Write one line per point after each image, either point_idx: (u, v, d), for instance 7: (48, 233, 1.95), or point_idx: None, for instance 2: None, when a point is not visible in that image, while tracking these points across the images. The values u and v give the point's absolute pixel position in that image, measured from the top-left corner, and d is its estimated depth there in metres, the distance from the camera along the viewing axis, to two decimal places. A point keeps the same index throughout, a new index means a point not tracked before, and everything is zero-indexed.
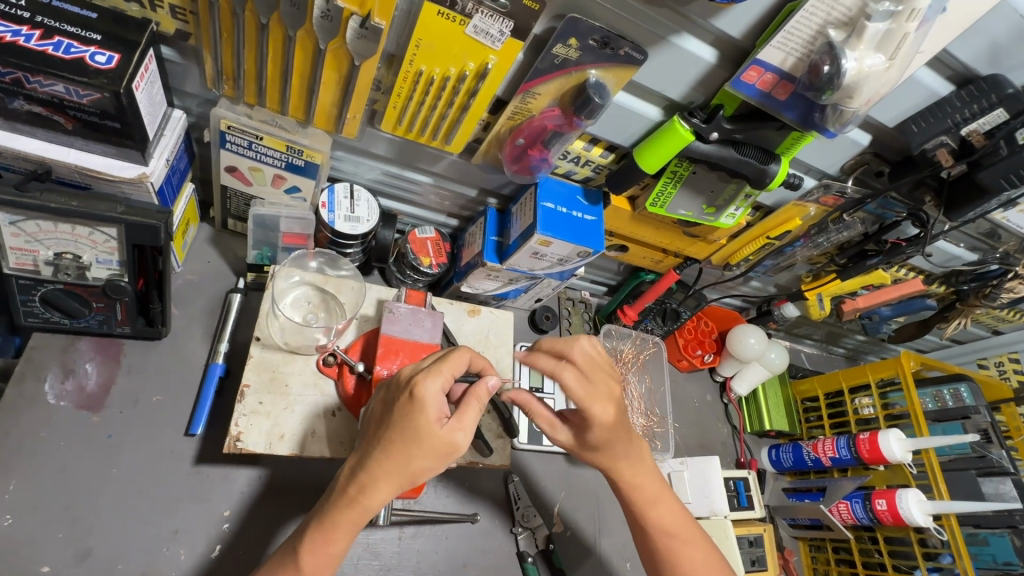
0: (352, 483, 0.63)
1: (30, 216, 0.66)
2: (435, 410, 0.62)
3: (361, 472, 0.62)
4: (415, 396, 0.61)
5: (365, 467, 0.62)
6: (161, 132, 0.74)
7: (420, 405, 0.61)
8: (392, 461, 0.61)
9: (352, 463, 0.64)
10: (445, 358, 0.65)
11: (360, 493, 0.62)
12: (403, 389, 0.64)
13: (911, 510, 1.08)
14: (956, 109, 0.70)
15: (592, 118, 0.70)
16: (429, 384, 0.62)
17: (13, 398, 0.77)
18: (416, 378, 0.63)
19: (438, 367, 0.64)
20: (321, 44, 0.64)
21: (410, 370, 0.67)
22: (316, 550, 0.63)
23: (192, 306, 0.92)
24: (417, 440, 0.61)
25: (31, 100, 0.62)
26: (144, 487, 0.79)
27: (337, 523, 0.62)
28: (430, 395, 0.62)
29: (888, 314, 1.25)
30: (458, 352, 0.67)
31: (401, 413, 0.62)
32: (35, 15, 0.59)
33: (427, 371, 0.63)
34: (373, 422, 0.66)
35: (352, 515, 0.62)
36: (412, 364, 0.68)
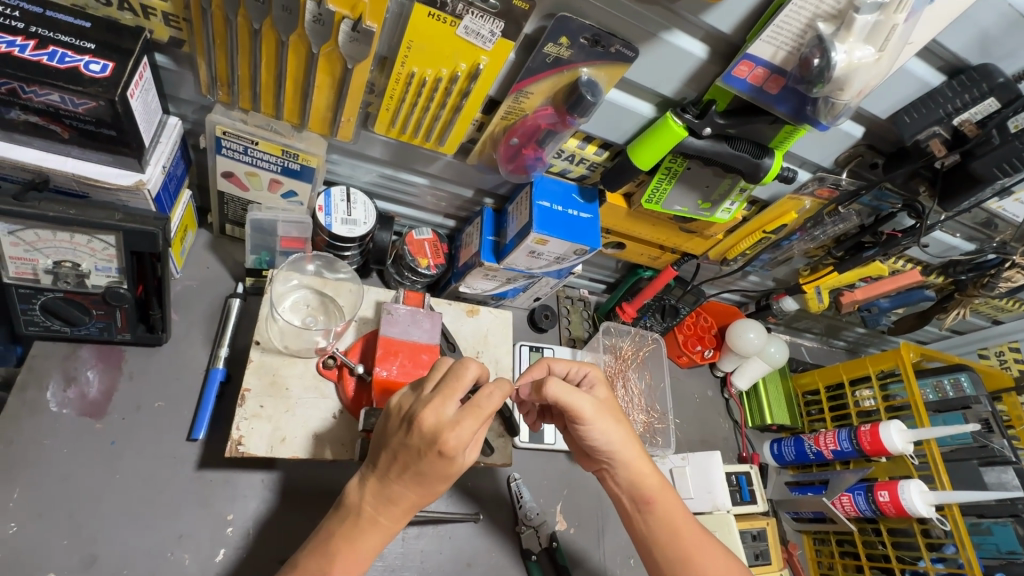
0: (377, 510, 0.65)
1: (29, 225, 0.67)
2: (463, 456, 0.63)
3: (386, 500, 0.65)
4: (446, 454, 0.61)
5: (394, 499, 0.64)
6: (157, 140, 0.74)
7: (451, 460, 0.61)
8: (419, 493, 0.64)
9: (374, 492, 0.65)
10: (472, 409, 0.62)
11: (387, 515, 0.65)
12: (429, 443, 0.61)
13: (913, 500, 1.09)
14: (948, 99, 0.71)
15: (585, 117, 0.71)
16: (460, 442, 0.61)
17: (16, 407, 0.78)
18: (448, 437, 0.60)
19: (468, 424, 0.61)
20: (313, 48, 0.64)
21: (434, 415, 0.61)
22: (347, 569, 0.64)
23: (191, 312, 0.92)
24: (444, 477, 0.64)
25: (26, 110, 0.62)
26: (148, 492, 0.80)
27: (366, 546, 0.66)
28: (460, 449, 0.61)
29: (887, 305, 1.25)
30: (486, 399, 0.62)
31: (431, 465, 0.62)
32: (29, 25, 0.59)
33: (458, 428, 0.61)
34: (392, 458, 0.63)
35: (380, 535, 0.66)
36: (434, 407, 0.61)
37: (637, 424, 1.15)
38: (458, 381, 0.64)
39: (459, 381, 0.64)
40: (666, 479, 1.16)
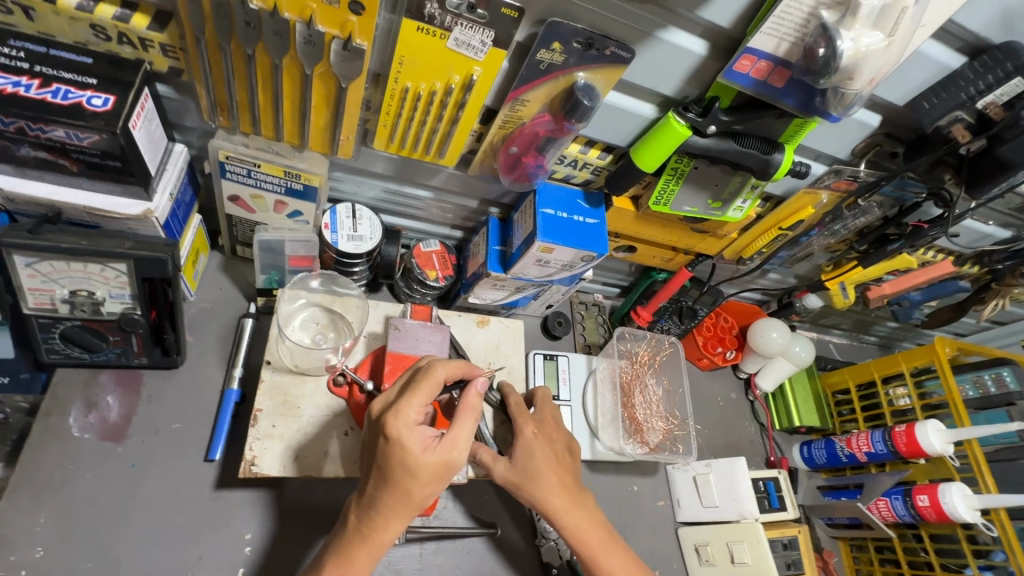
0: (365, 520, 0.65)
1: (44, 257, 0.69)
2: (416, 444, 0.62)
3: (370, 507, 0.64)
4: (392, 436, 0.62)
5: (372, 505, 0.64)
6: (164, 167, 0.76)
7: (398, 441, 0.62)
8: (395, 496, 0.63)
9: (359, 502, 0.66)
10: (411, 389, 0.66)
11: (378, 528, 0.64)
12: (379, 429, 0.65)
13: (956, 506, 1.03)
14: (970, 81, 0.67)
15: (583, 122, 0.69)
16: (400, 422, 0.63)
17: (41, 433, 0.80)
18: (388, 418, 0.63)
19: (406, 403, 0.65)
20: (306, 69, 0.64)
21: (382, 406, 0.67)
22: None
23: (206, 333, 0.94)
24: (409, 471, 0.62)
25: (36, 146, 0.64)
26: (169, 512, 0.81)
27: (357, 560, 0.65)
28: (403, 431, 0.63)
29: (918, 298, 1.20)
30: (426, 377, 0.67)
31: (387, 457, 0.63)
32: (33, 64, 0.61)
33: (398, 408, 0.64)
34: (366, 460, 0.67)
35: (369, 549, 0.65)
36: (382, 397, 0.68)
37: (656, 431, 1.11)
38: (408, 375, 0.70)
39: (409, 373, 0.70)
40: (691, 487, 1.13)
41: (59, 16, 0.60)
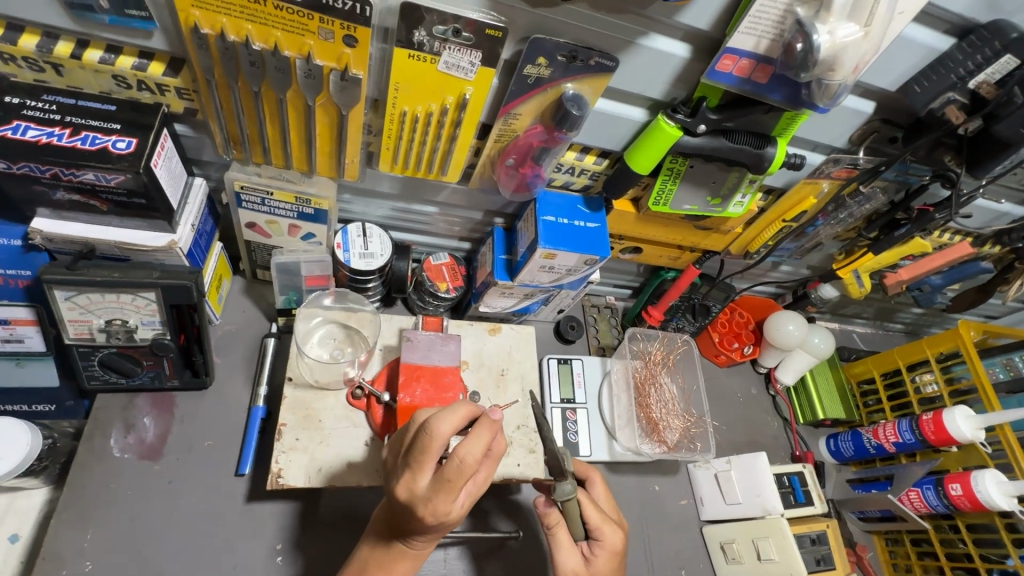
0: (401, 549, 0.69)
1: (81, 290, 0.75)
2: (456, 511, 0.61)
3: (406, 539, 0.68)
4: (432, 520, 0.60)
5: (414, 539, 0.67)
6: (185, 201, 0.81)
7: (442, 522, 0.61)
8: (436, 534, 0.66)
9: (394, 532, 0.68)
10: (448, 486, 0.58)
11: (415, 552, 0.69)
12: (413, 512, 0.60)
13: (990, 493, 1.00)
14: (959, 63, 0.67)
15: (574, 131, 0.72)
16: (441, 513, 0.59)
17: (85, 455, 0.85)
18: (436, 512, 0.59)
19: (442, 498, 0.59)
20: (309, 101, 0.69)
21: (408, 491, 0.60)
22: None
23: (232, 354, 0.99)
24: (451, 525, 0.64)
25: (69, 190, 0.70)
26: (204, 526, 0.85)
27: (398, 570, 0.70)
28: (447, 515, 0.60)
29: (939, 283, 1.16)
30: (462, 466, 0.58)
31: (427, 527, 0.62)
32: (64, 115, 0.67)
33: (435, 501, 0.59)
34: (394, 513, 0.65)
35: (408, 561, 0.70)
36: (404, 483, 0.60)
37: (674, 429, 1.12)
38: (423, 454, 0.59)
39: (423, 451, 0.59)
40: (713, 485, 1.12)
41: (85, 70, 0.66)
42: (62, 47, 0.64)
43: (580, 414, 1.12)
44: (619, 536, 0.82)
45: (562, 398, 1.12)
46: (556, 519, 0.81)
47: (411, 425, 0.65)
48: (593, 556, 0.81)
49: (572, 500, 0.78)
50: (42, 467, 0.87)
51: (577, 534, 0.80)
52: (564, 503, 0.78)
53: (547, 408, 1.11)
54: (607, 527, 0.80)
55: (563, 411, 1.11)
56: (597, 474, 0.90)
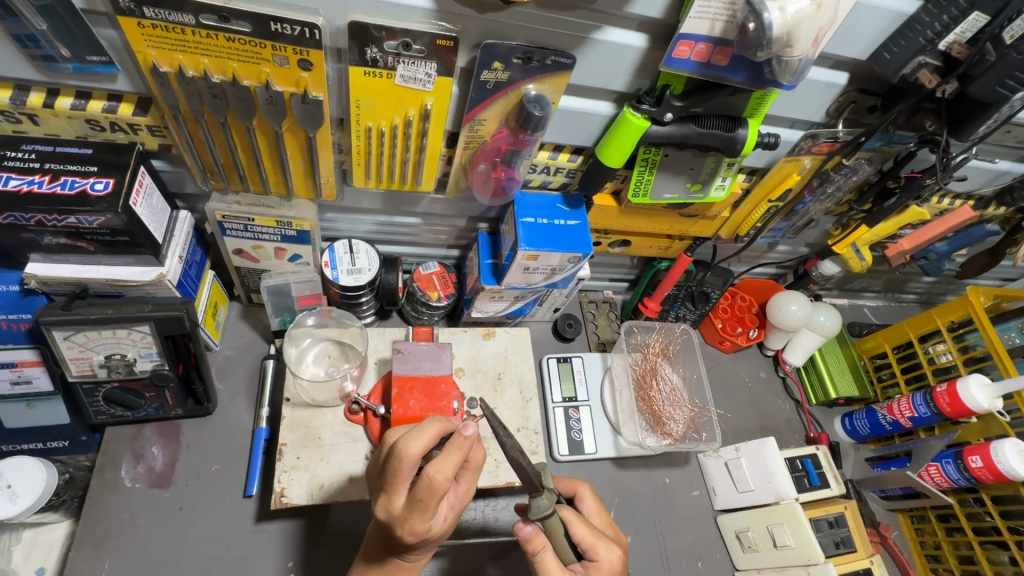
0: (395, 564, 0.71)
1: (77, 329, 0.77)
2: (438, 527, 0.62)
3: (398, 554, 0.69)
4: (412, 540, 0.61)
5: (407, 553, 0.69)
6: (172, 234, 0.83)
7: (425, 539, 0.62)
8: (425, 547, 0.68)
9: (387, 547, 0.70)
10: (421, 506, 0.59)
11: (408, 565, 0.71)
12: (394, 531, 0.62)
13: (1011, 463, 0.96)
14: (926, 24, 0.65)
15: (539, 131, 0.72)
16: (418, 532, 0.60)
17: (98, 487, 0.88)
18: (415, 531, 0.59)
19: (417, 518, 0.59)
20: (275, 126, 0.70)
21: (386, 512, 0.61)
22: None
23: (233, 378, 1.01)
24: (436, 537, 0.65)
25: (56, 234, 0.72)
26: (216, 549, 0.87)
27: None
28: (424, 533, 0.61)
29: (945, 249, 1.12)
30: (434, 484, 0.58)
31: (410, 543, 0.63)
32: (44, 163, 0.69)
33: (410, 522, 0.60)
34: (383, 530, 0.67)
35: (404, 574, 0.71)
36: (383, 504, 0.61)
37: (678, 421, 1.11)
38: (396, 477, 0.60)
39: (397, 475, 0.60)
40: (724, 473, 1.10)
41: (59, 117, 0.68)
42: (34, 98, 0.66)
43: (583, 412, 1.12)
44: (616, 555, 0.73)
45: (563, 396, 1.11)
46: (542, 543, 0.69)
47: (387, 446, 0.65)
48: None
49: (554, 515, 0.70)
50: (61, 502, 0.91)
51: (567, 555, 0.71)
52: (545, 520, 0.69)
53: (549, 408, 1.11)
54: (601, 542, 0.72)
55: (565, 410, 1.10)
56: (585, 487, 0.82)
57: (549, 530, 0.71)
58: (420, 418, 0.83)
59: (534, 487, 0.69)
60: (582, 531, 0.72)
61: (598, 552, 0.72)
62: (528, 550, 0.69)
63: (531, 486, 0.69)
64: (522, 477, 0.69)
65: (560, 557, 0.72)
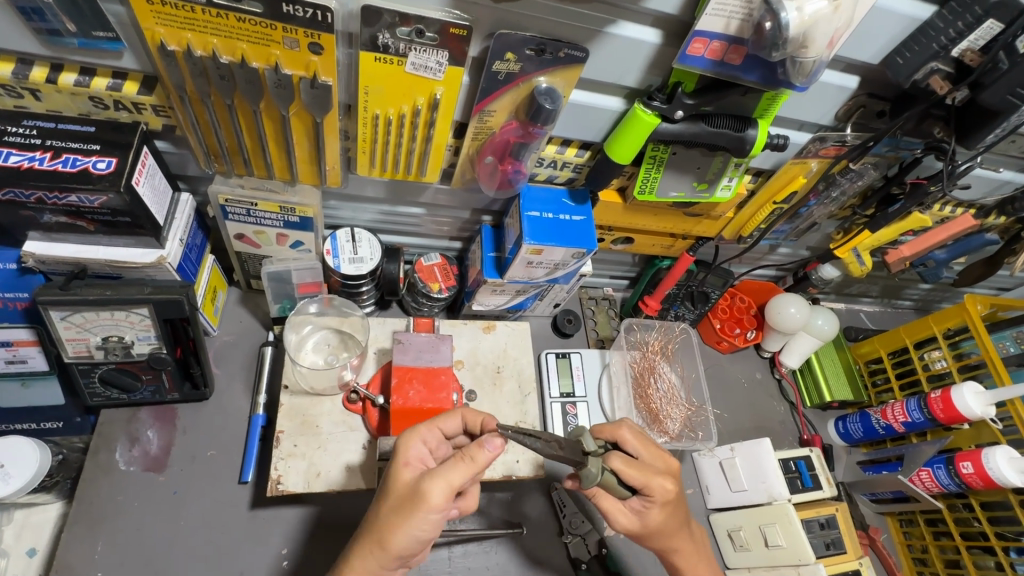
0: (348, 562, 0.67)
1: (75, 310, 0.76)
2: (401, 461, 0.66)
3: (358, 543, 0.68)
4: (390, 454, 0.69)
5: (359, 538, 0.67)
6: (172, 216, 0.82)
7: (392, 466, 0.67)
8: (374, 520, 0.66)
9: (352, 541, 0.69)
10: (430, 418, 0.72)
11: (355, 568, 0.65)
12: None
13: (1002, 470, 0.97)
14: (941, 31, 0.65)
15: (548, 125, 0.71)
16: (397, 441, 0.69)
17: (92, 470, 0.88)
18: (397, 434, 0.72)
19: (415, 424, 0.71)
20: (282, 110, 0.69)
21: None
22: None
23: (231, 364, 1.00)
24: (385, 487, 0.66)
25: (55, 212, 0.71)
26: (210, 534, 0.87)
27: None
28: (398, 449, 0.68)
29: (944, 257, 1.13)
30: (449, 413, 0.75)
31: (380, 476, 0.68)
32: (45, 139, 0.68)
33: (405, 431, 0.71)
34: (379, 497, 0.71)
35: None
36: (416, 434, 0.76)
37: (675, 419, 1.11)
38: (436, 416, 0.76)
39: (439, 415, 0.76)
40: (718, 472, 1.11)
41: (62, 93, 0.67)
42: (37, 72, 0.65)
43: (580, 408, 1.11)
44: (670, 487, 0.75)
45: (561, 391, 1.11)
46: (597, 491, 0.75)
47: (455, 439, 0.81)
48: (651, 510, 0.75)
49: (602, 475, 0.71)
50: (53, 483, 0.90)
51: (623, 495, 0.75)
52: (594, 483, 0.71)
53: (547, 403, 1.11)
54: (653, 481, 0.73)
55: (563, 405, 1.10)
56: (625, 431, 0.80)
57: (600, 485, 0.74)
58: (419, 409, 0.82)
59: (576, 461, 0.70)
60: (634, 478, 0.73)
61: (653, 487, 0.74)
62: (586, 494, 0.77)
63: (573, 461, 0.70)
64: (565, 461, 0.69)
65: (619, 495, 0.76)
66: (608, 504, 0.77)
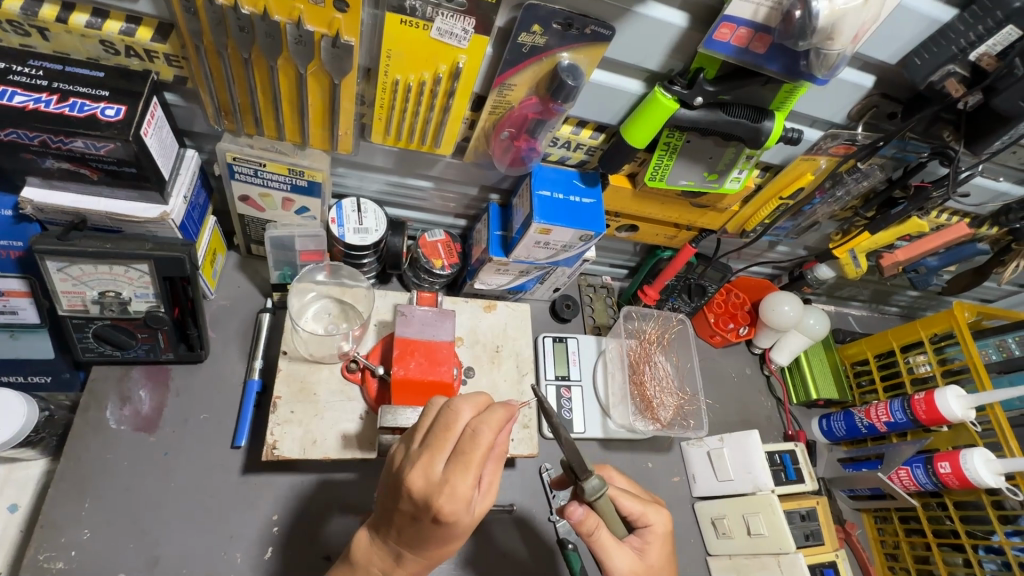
0: (395, 568, 0.67)
1: (73, 261, 0.74)
2: (467, 515, 0.60)
3: (402, 559, 0.66)
4: (443, 519, 0.58)
5: (402, 558, 0.66)
6: (177, 172, 0.80)
7: (454, 524, 0.59)
8: (435, 552, 0.64)
9: (382, 555, 0.68)
10: (464, 460, 0.58)
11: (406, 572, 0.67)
12: (423, 509, 0.59)
13: (978, 471, 1.01)
14: (960, 33, 0.66)
15: (569, 102, 0.71)
16: (453, 506, 0.58)
17: (81, 426, 0.86)
18: (440, 504, 0.58)
19: (461, 481, 0.58)
20: (300, 68, 0.68)
21: (424, 479, 0.59)
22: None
23: (227, 329, 0.99)
24: (454, 536, 0.62)
25: (58, 158, 0.69)
26: (199, 497, 0.86)
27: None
28: (457, 513, 0.58)
29: (935, 264, 1.15)
30: (476, 447, 0.58)
31: (431, 530, 0.61)
32: (51, 81, 0.66)
33: (448, 493, 0.58)
34: (394, 521, 0.64)
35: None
36: (420, 469, 0.59)
37: (667, 407, 1.13)
38: (443, 437, 0.60)
39: (446, 435, 0.60)
40: (706, 462, 1.13)
41: (71, 34, 0.65)
42: (47, 10, 0.63)
43: (574, 392, 1.12)
44: (664, 518, 0.80)
45: (557, 374, 1.12)
46: (595, 522, 0.73)
47: (422, 418, 0.65)
48: (646, 545, 0.77)
49: (601, 496, 0.73)
50: (40, 439, 0.88)
51: (620, 530, 0.75)
52: (596, 501, 0.72)
53: (542, 385, 1.11)
54: (650, 509, 0.79)
55: (558, 388, 1.10)
56: (611, 468, 0.87)
57: (600, 510, 0.73)
58: (419, 382, 0.82)
59: (584, 472, 0.71)
60: (630, 505, 0.78)
61: (649, 520, 0.79)
62: (582, 530, 0.72)
63: (580, 470, 0.71)
64: (571, 454, 0.71)
65: (614, 531, 0.75)
66: (606, 536, 0.73)
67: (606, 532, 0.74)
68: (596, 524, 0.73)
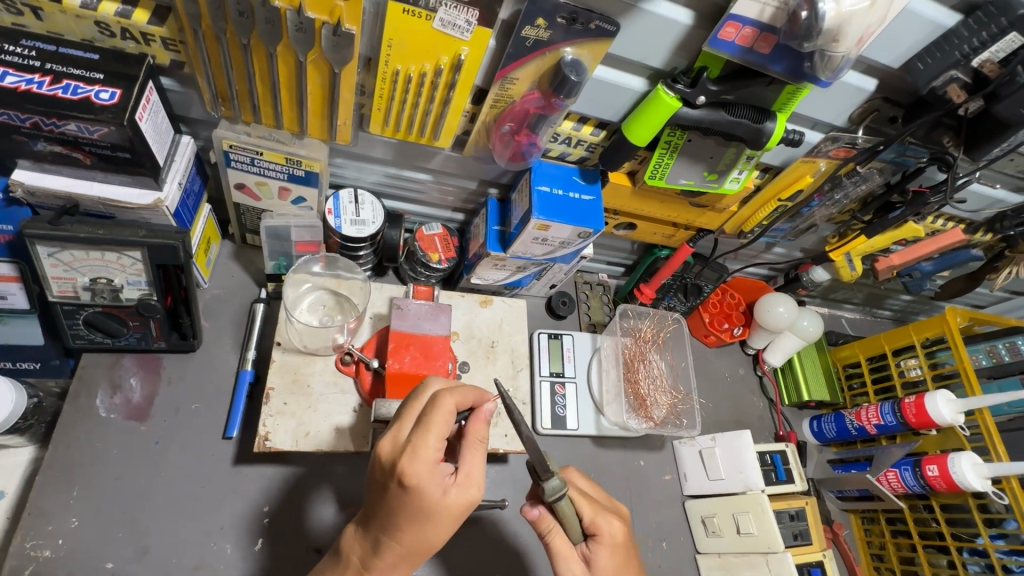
0: (374, 558, 0.65)
1: (64, 247, 0.73)
2: (433, 486, 0.60)
3: (380, 547, 0.64)
4: (407, 484, 0.59)
5: (380, 551, 0.64)
6: (172, 159, 0.79)
7: (419, 494, 0.60)
8: (408, 540, 0.62)
9: (362, 542, 0.66)
10: (426, 424, 0.61)
11: (386, 563, 0.64)
12: (390, 475, 0.61)
13: (965, 474, 1.02)
14: (965, 39, 0.66)
15: (571, 98, 0.70)
16: (415, 467, 0.59)
17: (70, 414, 0.85)
18: (402, 464, 0.59)
19: (423, 441, 0.60)
20: (299, 56, 0.67)
21: (393, 444, 0.62)
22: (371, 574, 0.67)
23: (220, 318, 0.98)
24: (426, 518, 0.61)
25: (50, 140, 0.68)
26: (190, 487, 0.86)
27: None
28: (420, 477, 0.59)
29: (930, 268, 1.14)
30: (436, 409, 0.61)
31: (399, 502, 0.61)
32: (44, 62, 0.65)
33: (410, 453, 0.60)
34: (371, 503, 0.65)
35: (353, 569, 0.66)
36: (390, 436, 0.63)
37: (661, 406, 1.13)
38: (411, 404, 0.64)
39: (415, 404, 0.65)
40: (697, 460, 1.14)
41: (66, 15, 0.64)
42: None
43: (568, 388, 1.12)
44: (617, 527, 0.76)
45: (551, 371, 1.12)
46: (550, 525, 0.75)
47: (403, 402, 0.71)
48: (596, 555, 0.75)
49: (562, 497, 0.72)
50: (28, 426, 0.87)
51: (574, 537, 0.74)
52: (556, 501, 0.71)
53: (537, 381, 1.11)
54: (601, 518, 0.75)
55: (552, 384, 1.10)
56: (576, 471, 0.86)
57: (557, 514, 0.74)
58: (413, 376, 0.82)
59: (544, 473, 0.70)
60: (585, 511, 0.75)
61: (603, 526, 0.76)
62: (537, 529, 0.75)
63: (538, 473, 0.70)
64: (534, 458, 0.69)
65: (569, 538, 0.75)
66: (560, 543, 0.74)
67: (559, 538, 0.75)
68: (551, 527, 0.75)
